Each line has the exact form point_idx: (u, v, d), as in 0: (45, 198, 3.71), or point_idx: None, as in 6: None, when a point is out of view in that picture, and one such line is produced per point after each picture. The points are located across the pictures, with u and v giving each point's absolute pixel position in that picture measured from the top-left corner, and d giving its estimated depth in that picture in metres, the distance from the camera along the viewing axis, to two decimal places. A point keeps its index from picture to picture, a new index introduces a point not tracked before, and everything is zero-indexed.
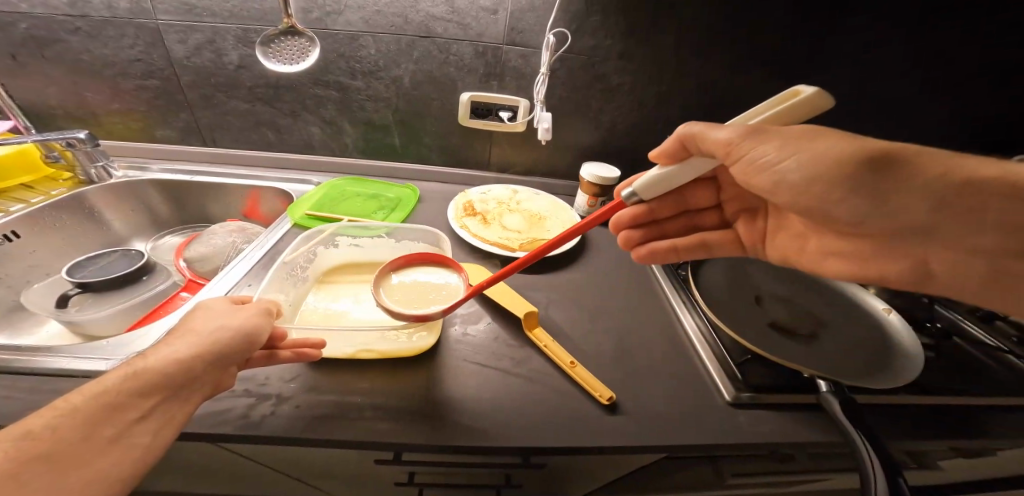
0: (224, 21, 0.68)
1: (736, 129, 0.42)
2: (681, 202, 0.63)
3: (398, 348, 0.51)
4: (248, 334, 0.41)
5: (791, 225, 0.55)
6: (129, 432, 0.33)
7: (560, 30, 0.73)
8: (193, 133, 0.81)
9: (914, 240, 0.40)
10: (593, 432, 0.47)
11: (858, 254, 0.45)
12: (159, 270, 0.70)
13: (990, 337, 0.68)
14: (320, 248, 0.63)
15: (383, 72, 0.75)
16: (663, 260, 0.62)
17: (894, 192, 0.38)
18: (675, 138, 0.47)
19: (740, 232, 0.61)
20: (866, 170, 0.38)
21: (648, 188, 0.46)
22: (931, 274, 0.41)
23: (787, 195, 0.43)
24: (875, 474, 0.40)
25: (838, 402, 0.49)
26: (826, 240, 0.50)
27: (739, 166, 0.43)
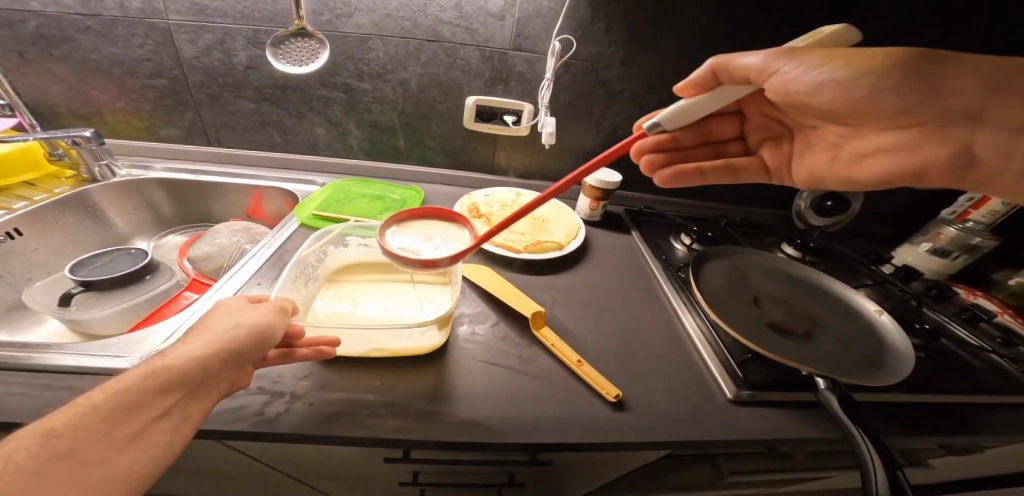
0: (234, 22, 0.68)
1: (769, 52, 0.50)
2: (704, 133, 0.68)
3: (409, 346, 0.52)
4: (265, 333, 0.42)
5: (820, 141, 0.58)
6: (147, 431, 0.33)
7: (565, 36, 0.75)
8: (197, 132, 0.81)
9: (962, 124, 0.43)
10: (599, 428, 0.48)
11: (901, 148, 0.48)
12: (163, 269, 0.69)
13: (974, 337, 0.71)
14: (330, 247, 0.64)
15: (390, 75, 0.76)
16: (689, 182, 0.66)
17: (938, 77, 0.43)
18: (707, 68, 0.53)
19: (767, 158, 0.65)
20: (910, 62, 0.44)
21: (670, 118, 0.49)
22: (976, 158, 0.44)
23: (832, 94, 0.48)
24: (875, 465, 0.42)
25: (835, 396, 0.51)
26: (859, 144, 0.52)
27: (776, 80, 0.50)
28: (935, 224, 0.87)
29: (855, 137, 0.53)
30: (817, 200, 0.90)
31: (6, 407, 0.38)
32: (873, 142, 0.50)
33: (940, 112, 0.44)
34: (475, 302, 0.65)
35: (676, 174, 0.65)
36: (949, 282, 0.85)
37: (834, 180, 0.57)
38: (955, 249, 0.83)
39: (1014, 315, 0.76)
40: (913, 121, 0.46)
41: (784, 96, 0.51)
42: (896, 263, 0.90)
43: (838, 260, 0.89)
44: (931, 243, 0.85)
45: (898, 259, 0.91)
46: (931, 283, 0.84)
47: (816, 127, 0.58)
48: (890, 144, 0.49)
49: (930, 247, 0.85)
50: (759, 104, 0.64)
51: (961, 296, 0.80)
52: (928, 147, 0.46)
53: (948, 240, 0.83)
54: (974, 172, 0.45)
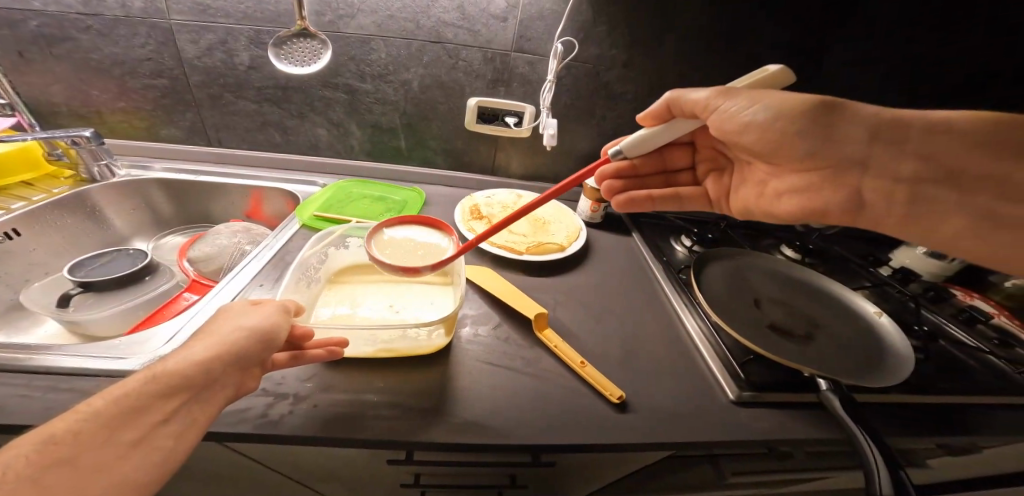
0: (236, 22, 0.68)
1: (711, 90, 0.52)
2: (659, 161, 0.70)
3: (416, 346, 0.52)
4: (269, 333, 0.41)
5: (752, 175, 0.61)
6: (151, 435, 0.32)
7: (567, 38, 0.75)
8: (198, 132, 0.80)
9: (854, 171, 0.48)
10: (602, 429, 0.48)
11: (810, 189, 0.53)
12: (162, 270, 0.69)
13: (971, 338, 0.72)
14: (332, 249, 0.63)
15: (392, 76, 0.76)
16: (641, 208, 0.66)
17: (837, 126, 0.48)
18: (663, 102, 0.56)
19: (709, 188, 0.68)
20: (819, 110, 0.48)
21: (631, 146, 0.51)
22: (866, 203, 0.49)
23: (755, 135, 0.52)
24: (877, 464, 0.42)
25: (836, 396, 0.51)
26: (781, 183, 0.56)
27: (715, 116, 0.52)
28: None
29: (778, 175, 0.56)
30: None
31: (7, 408, 0.38)
32: (789, 181, 0.55)
33: (839, 159, 0.48)
34: (478, 303, 0.65)
35: (629, 200, 0.66)
36: (946, 284, 0.86)
37: (762, 213, 0.61)
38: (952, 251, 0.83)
39: (1011, 316, 0.77)
40: (819, 165, 0.50)
41: (717, 131, 0.54)
42: (894, 265, 0.91)
43: (837, 262, 0.90)
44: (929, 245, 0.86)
45: (896, 261, 0.91)
46: (929, 284, 0.85)
47: (750, 162, 0.61)
48: (803, 184, 0.53)
49: (928, 249, 0.86)
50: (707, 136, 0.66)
51: (958, 298, 0.81)
52: (829, 190, 0.50)
53: None
54: (866, 216, 0.50)
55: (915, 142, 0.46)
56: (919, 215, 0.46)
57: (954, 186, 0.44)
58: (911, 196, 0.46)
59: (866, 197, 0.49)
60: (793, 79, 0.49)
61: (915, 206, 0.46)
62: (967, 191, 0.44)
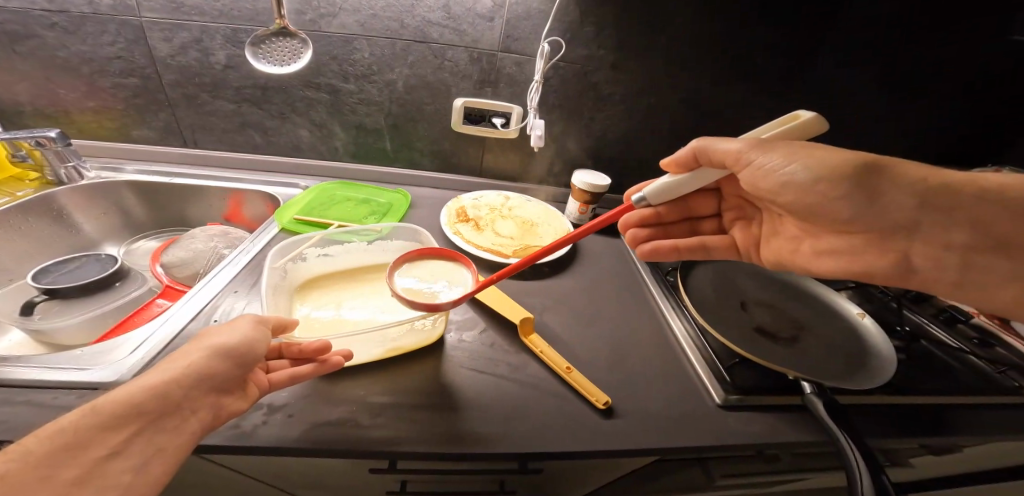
0: (213, 20, 0.66)
1: (744, 142, 0.49)
2: (684, 209, 0.70)
3: (414, 340, 0.52)
4: (241, 349, 0.38)
5: (785, 230, 0.58)
6: (99, 472, 0.29)
7: (554, 39, 0.74)
8: (172, 133, 0.78)
9: (900, 236, 0.44)
10: (589, 436, 0.47)
11: (850, 252, 0.49)
12: (134, 276, 0.66)
13: (952, 338, 0.73)
14: (289, 263, 0.58)
15: (376, 76, 0.75)
16: (665, 259, 0.65)
17: (880, 187, 0.43)
18: (687, 150, 0.54)
19: (737, 237, 0.66)
20: (861, 171, 0.44)
21: (657, 194, 0.51)
22: (915, 270, 0.44)
23: (793, 195, 0.48)
24: (860, 468, 0.42)
25: (821, 401, 0.51)
26: (819, 242, 0.53)
27: (748, 172, 0.49)
28: None
29: (815, 234, 0.53)
30: None
31: None
32: (827, 241, 0.51)
33: (883, 225, 0.44)
34: (465, 309, 0.64)
35: (655, 250, 0.64)
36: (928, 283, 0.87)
37: (796, 269, 0.57)
38: None
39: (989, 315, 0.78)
40: (859, 228, 0.46)
41: (751, 188, 0.50)
42: None
43: None
44: None
45: None
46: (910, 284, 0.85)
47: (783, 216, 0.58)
48: (844, 243, 0.49)
49: None
50: (734, 185, 0.66)
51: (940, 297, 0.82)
52: (871, 254, 0.46)
53: None
54: (913, 282, 0.45)
55: (970, 209, 0.41)
56: (974, 285, 0.41)
57: (1008, 256, 0.40)
58: (961, 264, 0.42)
59: (917, 265, 0.44)
60: (824, 130, 0.47)
61: (969, 276, 0.42)
62: None
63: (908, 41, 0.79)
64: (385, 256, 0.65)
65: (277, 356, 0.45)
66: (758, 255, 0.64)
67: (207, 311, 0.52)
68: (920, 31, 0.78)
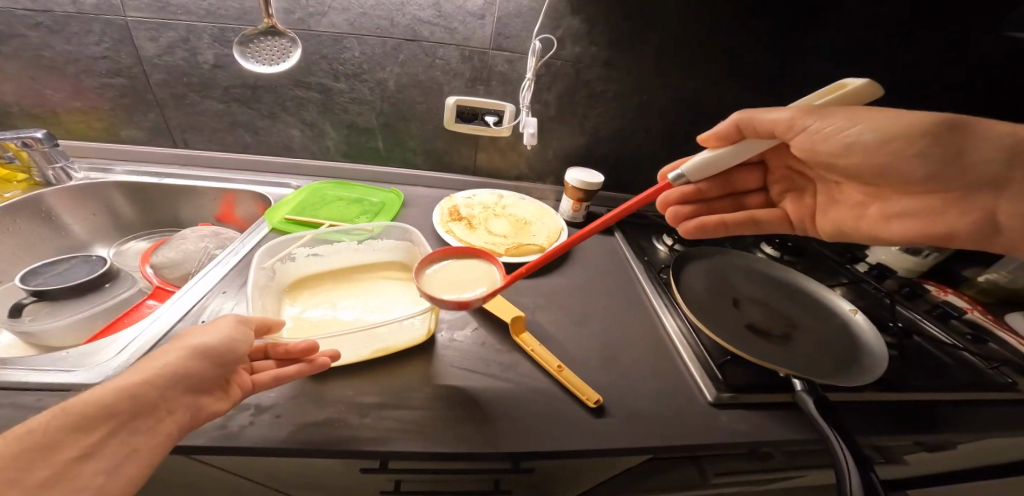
0: (199, 19, 0.66)
1: (794, 110, 0.49)
2: (729, 184, 0.69)
3: (397, 343, 0.52)
4: (220, 349, 0.38)
5: (844, 198, 0.58)
6: (69, 473, 0.29)
7: (546, 36, 0.74)
8: (162, 133, 0.77)
9: (985, 192, 0.43)
10: (579, 436, 0.47)
11: (928, 213, 0.48)
12: (124, 277, 0.66)
13: (946, 335, 0.72)
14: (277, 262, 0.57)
15: (367, 75, 0.74)
16: (713, 235, 0.66)
17: (962, 146, 0.43)
18: (731, 122, 0.52)
19: (789, 209, 0.65)
20: (940, 129, 0.43)
21: (696, 172, 0.51)
22: (999, 228, 0.44)
23: (858, 156, 0.48)
24: (849, 465, 0.42)
25: (812, 399, 0.50)
26: (889, 204, 0.52)
27: (804, 137, 0.49)
28: None
29: (882, 197, 0.52)
30: None
31: None
32: (899, 202, 0.51)
33: (966, 181, 0.44)
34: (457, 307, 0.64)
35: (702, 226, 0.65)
36: (920, 279, 0.87)
37: (860, 236, 0.56)
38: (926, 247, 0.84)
39: (982, 311, 0.78)
40: (938, 186, 0.46)
41: (806, 156, 0.51)
42: (871, 261, 0.90)
43: (816, 258, 0.89)
44: None
45: (871, 257, 0.91)
46: (903, 280, 0.85)
47: (840, 182, 0.58)
48: (922, 205, 0.48)
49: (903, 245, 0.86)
50: (781, 157, 0.65)
51: (933, 293, 0.82)
52: (955, 214, 0.46)
53: None
54: (1002, 241, 0.45)
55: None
56: None
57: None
58: None
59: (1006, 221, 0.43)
60: (880, 93, 0.45)
61: None
62: None
63: (906, 40, 0.79)
64: (374, 256, 0.65)
65: (262, 357, 0.45)
66: (813, 225, 0.64)
67: (195, 311, 0.51)
68: (918, 29, 0.78)
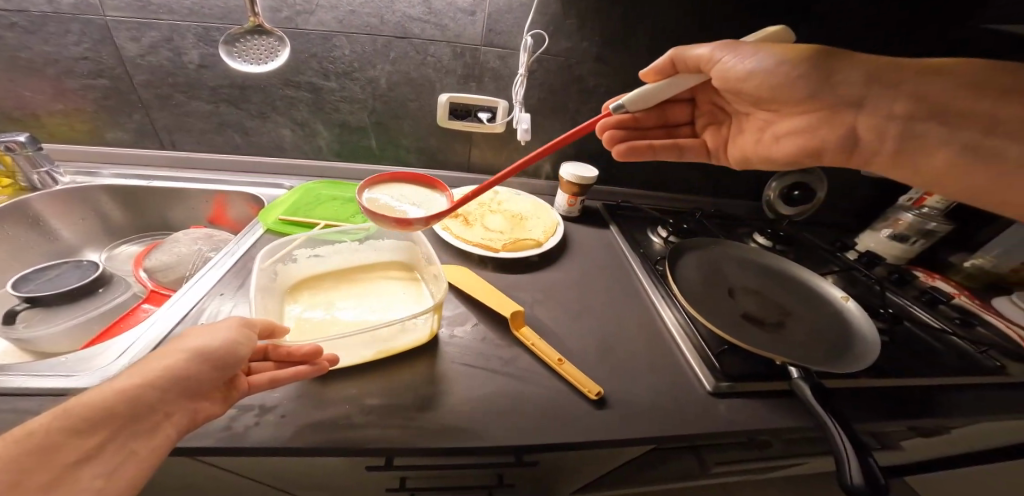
0: (182, 18, 0.64)
1: (713, 45, 0.54)
2: (662, 116, 0.72)
3: (399, 343, 0.52)
4: (220, 352, 0.37)
5: (750, 124, 0.63)
6: (69, 479, 0.28)
7: (537, 31, 0.74)
8: (149, 135, 0.76)
9: (848, 110, 0.49)
10: (581, 428, 0.47)
11: (807, 129, 0.54)
12: (117, 282, 0.65)
13: (935, 319, 0.74)
14: (280, 265, 0.57)
15: (357, 73, 0.74)
16: (642, 157, 0.68)
17: (835, 70, 0.48)
18: (666, 58, 0.57)
19: (710, 140, 0.70)
20: (817, 55, 0.49)
21: (636, 101, 0.52)
22: (858, 140, 0.50)
23: (755, 83, 0.53)
24: (844, 444, 0.43)
25: (808, 386, 0.51)
26: (782, 126, 0.57)
27: (717, 70, 0.54)
28: (894, 210, 0.90)
29: (778, 119, 0.58)
30: (785, 189, 0.90)
31: None
32: (788, 123, 0.56)
33: (833, 99, 0.49)
34: (456, 304, 0.64)
35: (631, 150, 0.68)
36: (908, 266, 0.89)
37: (761, 160, 0.63)
38: (913, 235, 0.85)
39: (969, 295, 0.80)
40: (816, 105, 0.51)
41: (722, 86, 0.55)
42: (860, 250, 0.91)
43: (806, 247, 0.91)
44: (892, 229, 0.88)
45: (861, 245, 0.92)
46: (892, 267, 0.86)
47: (748, 113, 0.62)
48: (802, 123, 0.54)
49: (891, 234, 0.87)
50: (708, 92, 0.68)
51: (921, 279, 0.84)
52: (828, 129, 0.51)
53: (907, 226, 0.85)
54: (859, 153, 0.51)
55: (911, 83, 0.46)
56: (909, 150, 0.47)
57: (943, 122, 0.44)
58: (900, 132, 0.47)
59: (862, 134, 0.49)
60: (792, 38, 0.53)
61: (903, 140, 0.47)
62: (960, 126, 0.43)
63: (906, 40, 0.80)
64: (377, 256, 0.64)
65: (261, 358, 0.45)
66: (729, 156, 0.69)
67: (193, 314, 0.50)
68: (918, 29, 0.79)
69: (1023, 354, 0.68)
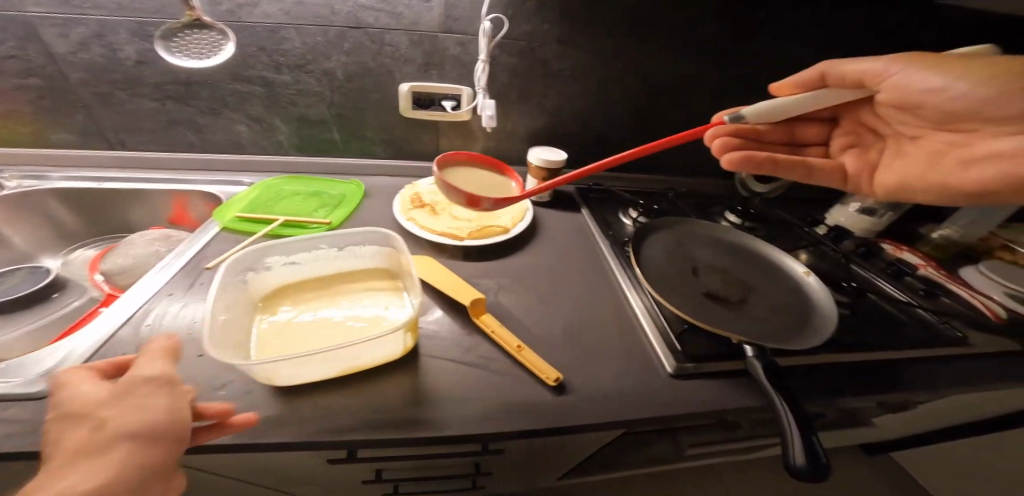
0: (110, 13, 0.62)
1: (884, 61, 0.59)
2: (787, 131, 0.73)
3: (367, 362, 0.48)
4: (164, 424, 0.32)
5: (917, 148, 0.62)
6: None
7: (496, 16, 0.72)
8: (96, 135, 0.74)
9: None
10: (540, 413, 0.48)
11: (1012, 154, 0.52)
12: (72, 286, 0.65)
13: (901, 291, 0.74)
14: (249, 274, 0.52)
15: (312, 65, 0.72)
16: (747, 171, 0.61)
17: None
18: (816, 68, 0.62)
19: (847, 163, 0.68)
20: None
21: (764, 110, 0.56)
22: None
23: (949, 97, 0.55)
24: (789, 422, 0.43)
25: (760, 363, 0.51)
26: (968, 151, 0.56)
27: (892, 83, 0.58)
28: None
29: (968, 143, 0.56)
30: None
31: None
32: (991, 148, 0.54)
33: None
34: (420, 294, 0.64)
35: (742, 161, 0.60)
36: (878, 239, 0.88)
37: (922, 187, 0.60)
38: (880, 207, 0.85)
39: (936, 266, 0.80)
40: None
41: (892, 98, 0.60)
42: (830, 224, 0.91)
43: (778, 224, 0.91)
44: (859, 203, 0.87)
45: (831, 220, 0.92)
46: (859, 241, 0.86)
47: (917, 136, 0.62)
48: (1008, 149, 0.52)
49: (859, 207, 0.87)
50: (856, 112, 0.70)
51: (888, 251, 0.84)
52: None
53: (874, 200, 0.85)
54: None
55: None
56: None
57: None
58: None
59: None
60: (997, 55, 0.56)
61: None
62: None
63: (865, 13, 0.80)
64: (356, 262, 0.59)
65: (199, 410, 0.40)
66: (867, 181, 0.67)
67: (138, 316, 0.49)
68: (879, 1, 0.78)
69: (985, 322, 0.69)
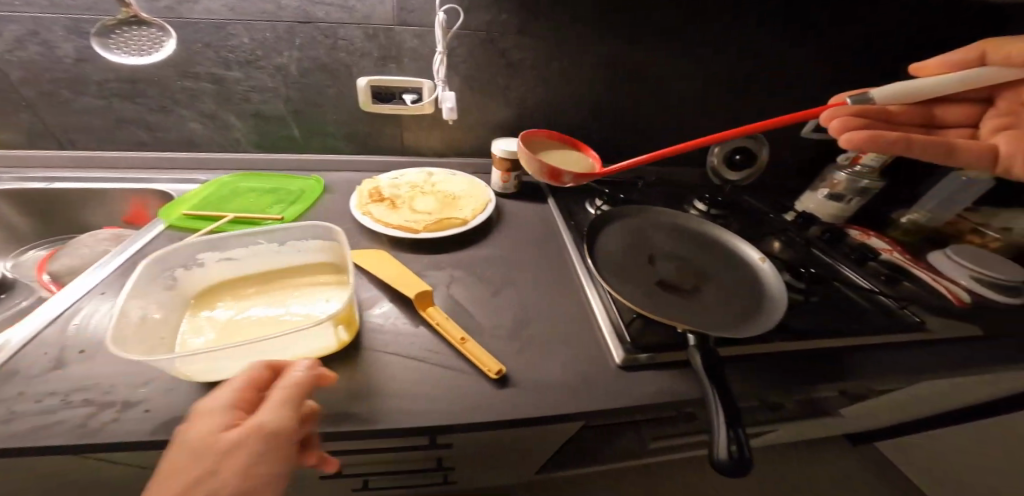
0: (43, 10, 0.61)
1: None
2: (924, 113, 0.71)
3: (293, 356, 0.46)
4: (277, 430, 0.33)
5: None
6: None
7: (450, 6, 0.71)
8: (45, 135, 0.74)
9: None
10: (477, 405, 0.47)
11: None
12: (21, 287, 0.64)
13: (864, 278, 0.72)
14: (180, 270, 0.52)
15: (264, 61, 0.71)
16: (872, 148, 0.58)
17: None
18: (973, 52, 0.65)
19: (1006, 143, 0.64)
20: None
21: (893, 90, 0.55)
22: None
23: None
24: (717, 418, 0.42)
25: (700, 354, 0.49)
26: None
27: None
28: (830, 170, 0.88)
29: None
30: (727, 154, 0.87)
31: None
32: None
33: None
34: (371, 287, 0.63)
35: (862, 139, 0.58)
36: (845, 225, 0.87)
37: None
38: (849, 193, 0.84)
39: (902, 251, 0.79)
40: None
41: None
42: (799, 210, 0.90)
43: (748, 212, 0.89)
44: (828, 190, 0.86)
45: (801, 207, 0.91)
46: (825, 227, 0.84)
47: None
48: None
49: (828, 194, 0.86)
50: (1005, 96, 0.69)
51: (855, 237, 0.83)
52: None
53: (843, 186, 0.84)
54: None
55: None
56: None
57: None
58: None
59: None
60: None
61: None
62: None
63: None
64: (297, 257, 0.58)
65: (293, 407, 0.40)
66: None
67: (66, 316, 0.49)
68: None
69: (950, 308, 0.68)
